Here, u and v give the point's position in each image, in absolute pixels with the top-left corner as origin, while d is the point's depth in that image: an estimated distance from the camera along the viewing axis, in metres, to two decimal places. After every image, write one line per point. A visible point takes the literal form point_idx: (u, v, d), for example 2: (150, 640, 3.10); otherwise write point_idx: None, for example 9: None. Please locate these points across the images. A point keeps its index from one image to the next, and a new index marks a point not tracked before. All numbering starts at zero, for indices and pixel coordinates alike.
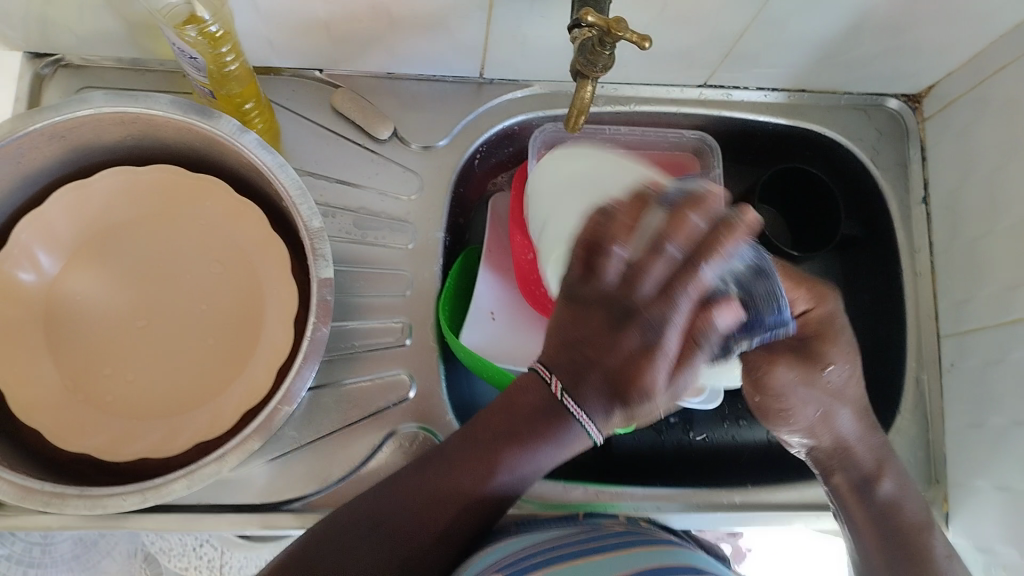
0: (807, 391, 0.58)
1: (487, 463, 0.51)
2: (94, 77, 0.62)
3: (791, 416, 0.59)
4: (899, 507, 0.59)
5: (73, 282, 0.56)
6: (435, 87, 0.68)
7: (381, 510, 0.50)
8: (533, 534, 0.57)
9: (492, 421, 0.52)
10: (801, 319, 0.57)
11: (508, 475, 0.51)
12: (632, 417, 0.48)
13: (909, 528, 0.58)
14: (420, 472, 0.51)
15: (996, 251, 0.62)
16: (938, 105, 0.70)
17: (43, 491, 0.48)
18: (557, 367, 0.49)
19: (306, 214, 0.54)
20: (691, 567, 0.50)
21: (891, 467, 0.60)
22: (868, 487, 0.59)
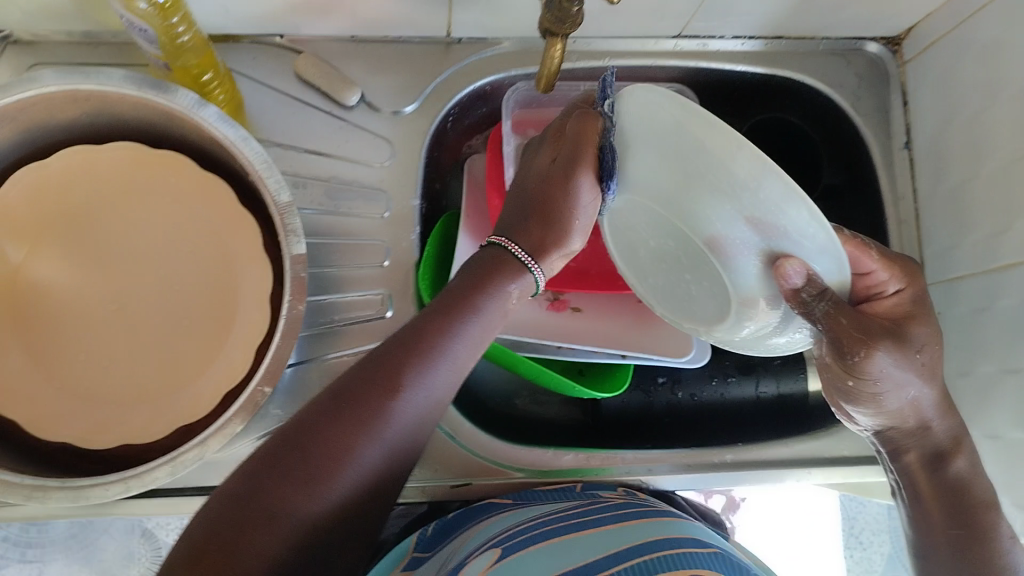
0: (903, 372, 0.47)
1: (422, 353, 0.48)
2: (47, 53, 0.59)
3: (878, 404, 0.50)
4: (969, 487, 0.53)
5: (39, 267, 0.54)
6: (402, 49, 0.66)
7: (283, 478, 0.43)
8: (531, 507, 0.58)
9: (425, 320, 0.50)
10: (895, 298, 0.51)
11: (444, 363, 0.49)
12: (552, 245, 0.53)
13: (975, 510, 0.52)
14: (314, 425, 0.45)
15: (981, 196, 0.62)
16: (919, 47, 0.68)
17: (24, 483, 0.47)
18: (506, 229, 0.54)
19: (273, 188, 0.52)
20: (693, 539, 0.52)
21: (968, 446, 0.54)
22: (939, 462, 0.53)
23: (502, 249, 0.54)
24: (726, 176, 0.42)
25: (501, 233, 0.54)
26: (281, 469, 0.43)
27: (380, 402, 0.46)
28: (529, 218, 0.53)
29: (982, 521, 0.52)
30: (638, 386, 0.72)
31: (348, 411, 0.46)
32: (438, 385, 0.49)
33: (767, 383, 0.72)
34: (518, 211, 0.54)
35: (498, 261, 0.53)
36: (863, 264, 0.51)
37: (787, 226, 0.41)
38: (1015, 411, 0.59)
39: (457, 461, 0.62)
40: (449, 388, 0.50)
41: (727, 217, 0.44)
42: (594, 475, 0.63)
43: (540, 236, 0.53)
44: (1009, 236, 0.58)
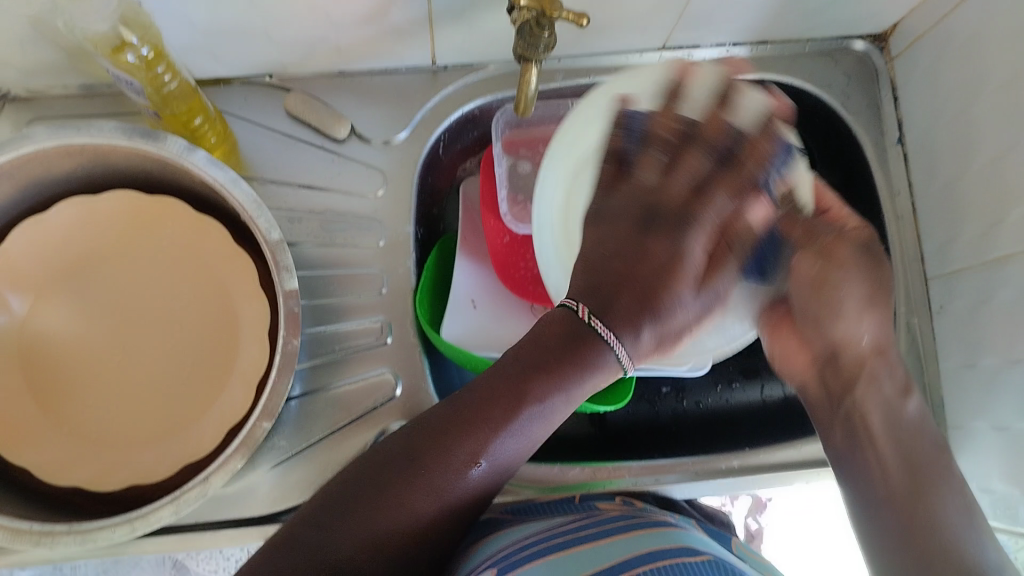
0: (865, 275, 0.55)
1: (505, 408, 0.50)
2: (43, 108, 0.61)
3: (830, 322, 0.57)
4: (920, 427, 0.56)
5: (44, 316, 0.55)
6: (388, 80, 0.67)
7: (365, 510, 0.48)
8: (532, 522, 0.58)
9: (499, 376, 0.52)
10: (853, 231, 0.56)
11: (522, 429, 0.51)
12: (662, 337, 0.56)
13: (923, 451, 0.55)
14: (399, 463, 0.49)
15: (974, 188, 0.61)
16: (905, 43, 0.68)
17: (33, 530, 0.48)
18: (587, 285, 0.54)
19: (263, 227, 0.53)
20: (687, 548, 0.52)
21: (916, 387, 0.57)
22: (897, 408, 0.56)
23: (590, 326, 0.52)
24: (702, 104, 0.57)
25: (593, 308, 0.53)
26: (350, 504, 0.48)
27: (449, 459, 0.49)
28: (621, 282, 0.54)
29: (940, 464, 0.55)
30: (644, 397, 0.73)
31: (431, 461, 0.49)
32: (514, 447, 0.50)
33: (771, 387, 0.72)
34: (613, 260, 0.55)
35: (581, 322, 0.52)
36: (823, 202, 0.57)
37: (777, 161, 0.55)
38: (1018, 402, 0.58)
39: None
40: (517, 455, 0.51)
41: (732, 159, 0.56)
42: (602, 487, 0.64)
43: (615, 304, 0.53)
44: (1004, 228, 0.58)
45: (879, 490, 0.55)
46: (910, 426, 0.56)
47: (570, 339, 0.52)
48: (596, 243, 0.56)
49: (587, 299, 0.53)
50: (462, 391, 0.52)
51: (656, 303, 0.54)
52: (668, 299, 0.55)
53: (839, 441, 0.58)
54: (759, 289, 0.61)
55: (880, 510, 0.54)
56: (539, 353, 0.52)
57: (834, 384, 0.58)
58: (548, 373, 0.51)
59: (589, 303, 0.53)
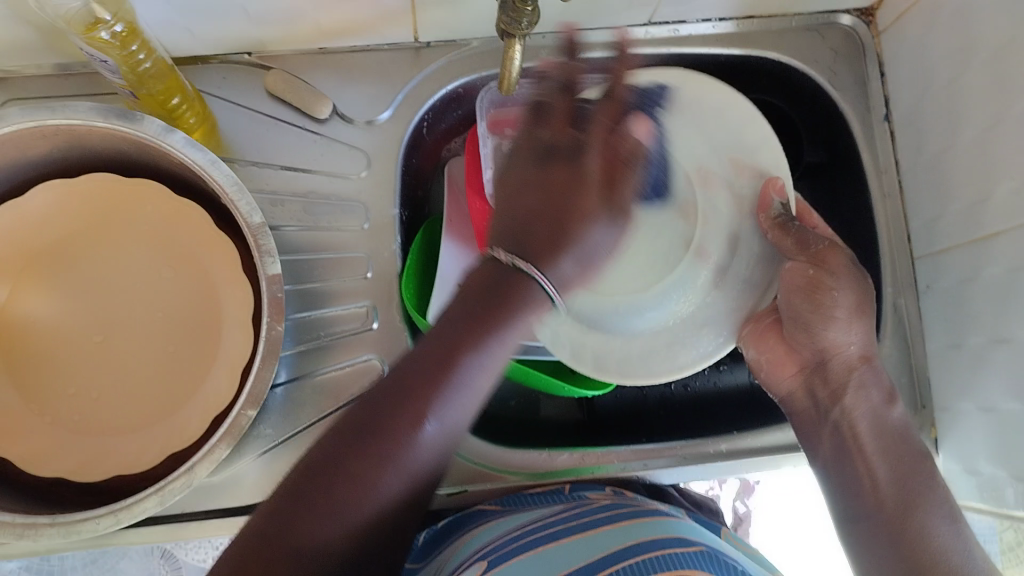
0: (851, 281, 0.54)
1: (444, 370, 0.45)
2: (20, 88, 0.59)
3: (821, 330, 0.55)
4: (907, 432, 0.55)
5: (22, 303, 0.54)
6: (371, 57, 0.65)
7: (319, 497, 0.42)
8: (522, 514, 0.58)
9: (436, 343, 0.46)
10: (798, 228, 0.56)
11: (463, 385, 0.46)
12: (581, 263, 0.51)
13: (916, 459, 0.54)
14: (346, 443, 0.44)
15: (961, 164, 0.61)
16: (893, 16, 0.67)
17: (16, 522, 0.47)
18: (501, 242, 0.50)
19: (244, 210, 0.52)
20: (680, 538, 0.51)
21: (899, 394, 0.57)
22: (884, 412, 0.55)
23: (512, 271, 0.48)
24: (727, 129, 0.62)
25: (511, 254, 0.48)
26: (301, 500, 0.42)
27: (389, 435, 0.44)
28: (543, 219, 0.51)
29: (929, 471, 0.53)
30: None
31: (381, 437, 0.44)
32: (460, 407, 0.46)
33: None
34: (531, 217, 0.51)
35: (503, 275, 0.48)
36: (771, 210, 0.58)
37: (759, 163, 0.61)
38: (1006, 382, 0.58)
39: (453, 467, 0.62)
40: (459, 419, 0.46)
41: (742, 170, 0.61)
42: (590, 473, 0.63)
43: (538, 251, 0.49)
44: (990, 205, 0.58)
45: (861, 496, 0.53)
46: (897, 432, 0.55)
47: (489, 288, 0.48)
48: (520, 204, 0.51)
49: (502, 248, 0.49)
50: (399, 364, 0.47)
51: (556, 240, 0.50)
52: (577, 229, 0.51)
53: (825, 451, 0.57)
54: (747, 298, 0.60)
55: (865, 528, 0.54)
56: (473, 299, 0.48)
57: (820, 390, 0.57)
58: (478, 329, 0.47)
59: (506, 255, 0.49)
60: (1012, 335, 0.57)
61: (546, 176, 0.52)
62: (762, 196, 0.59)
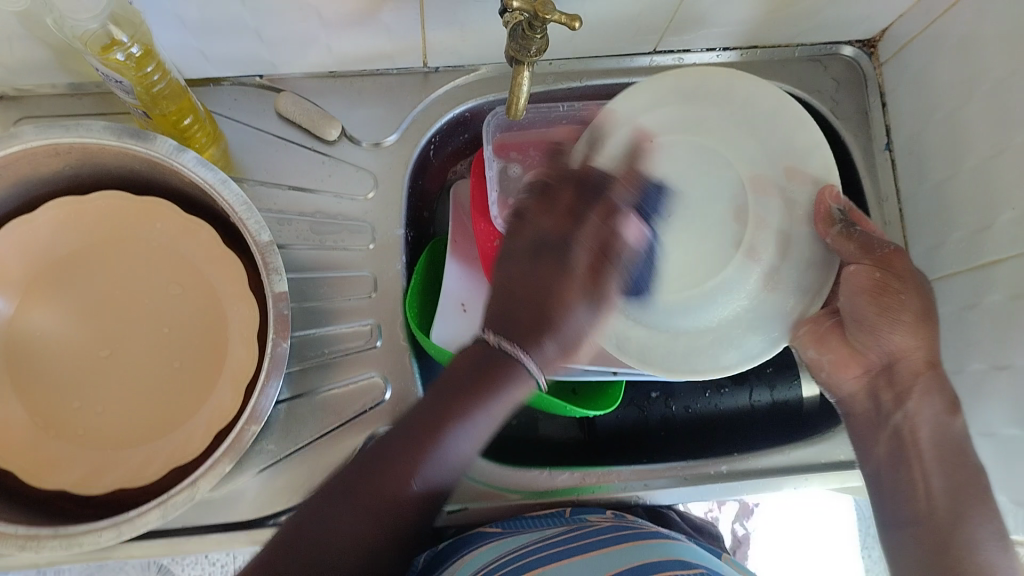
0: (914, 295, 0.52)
1: (471, 407, 0.47)
2: (32, 107, 0.61)
3: (885, 332, 0.53)
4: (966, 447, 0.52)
5: (30, 318, 0.55)
6: (379, 81, 0.67)
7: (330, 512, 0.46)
8: (523, 533, 0.58)
9: (440, 397, 0.48)
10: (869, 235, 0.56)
11: (487, 423, 0.48)
12: (566, 345, 0.49)
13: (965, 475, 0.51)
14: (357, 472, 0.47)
15: (963, 192, 0.61)
16: (894, 48, 0.68)
17: (18, 533, 0.47)
18: (494, 321, 0.49)
19: (253, 228, 0.53)
20: (678, 561, 0.51)
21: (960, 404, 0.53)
22: (943, 421, 0.53)
23: (501, 351, 0.47)
24: (782, 143, 0.60)
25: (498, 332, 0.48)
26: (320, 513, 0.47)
27: (416, 463, 0.47)
28: (527, 307, 0.48)
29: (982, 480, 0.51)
30: (633, 401, 0.73)
31: (386, 466, 0.47)
32: (481, 441, 0.49)
33: (760, 391, 0.71)
34: (511, 299, 0.49)
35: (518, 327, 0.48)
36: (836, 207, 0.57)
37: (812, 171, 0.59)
38: (1008, 407, 0.58)
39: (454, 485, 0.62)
40: (473, 451, 0.49)
41: (794, 175, 0.59)
42: (590, 492, 0.63)
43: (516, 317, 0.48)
44: (991, 233, 0.58)
45: (911, 508, 0.51)
46: (959, 443, 0.52)
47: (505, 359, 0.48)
48: (499, 290, 0.50)
49: (493, 327, 0.48)
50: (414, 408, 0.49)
51: (533, 348, 0.47)
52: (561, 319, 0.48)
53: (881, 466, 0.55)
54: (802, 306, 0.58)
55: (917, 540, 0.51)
56: (460, 372, 0.48)
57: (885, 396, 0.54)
58: (512, 375, 0.47)
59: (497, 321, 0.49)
60: (1013, 360, 0.57)
61: (532, 262, 0.50)
62: (819, 204, 0.57)
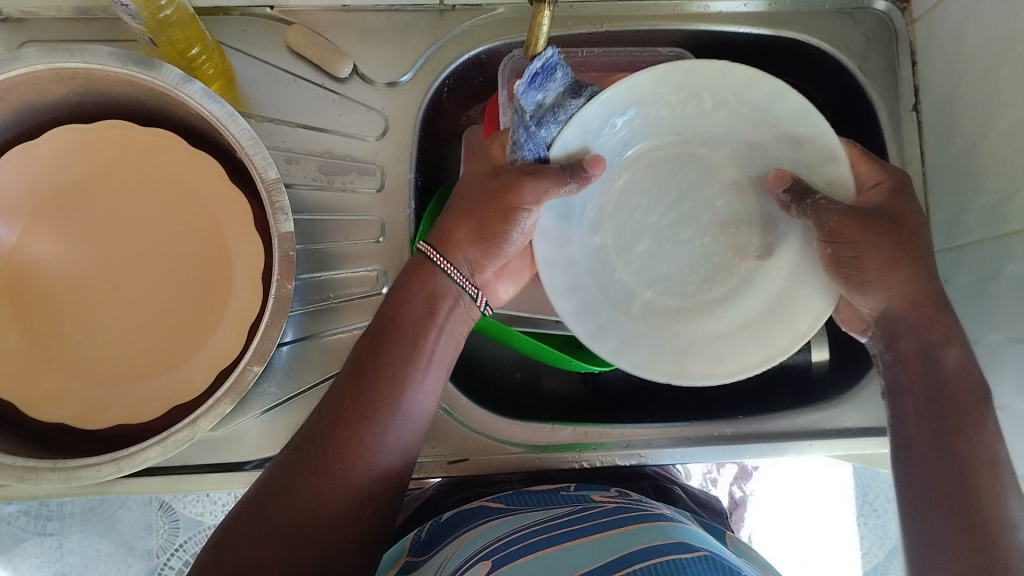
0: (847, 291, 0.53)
1: (395, 371, 0.52)
2: (36, 30, 0.59)
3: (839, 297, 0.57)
4: (963, 376, 0.50)
5: (30, 247, 0.54)
6: (394, 18, 0.64)
7: (288, 497, 0.47)
8: (525, 513, 0.57)
9: (362, 366, 0.52)
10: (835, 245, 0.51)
11: (413, 392, 0.52)
12: (451, 297, 0.55)
13: (961, 403, 0.49)
14: (303, 452, 0.49)
15: (991, 159, 0.59)
16: (928, 5, 0.66)
17: (17, 465, 0.47)
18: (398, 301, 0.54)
19: (260, 164, 0.51)
20: (682, 543, 0.47)
21: (958, 341, 0.51)
22: (935, 356, 0.51)
23: (397, 313, 0.53)
24: (776, 123, 0.54)
25: (402, 299, 0.54)
26: (279, 498, 0.47)
27: (360, 429, 0.50)
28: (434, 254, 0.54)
29: (986, 420, 0.49)
30: None
31: (337, 440, 0.49)
32: (404, 430, 0.52)
33: None
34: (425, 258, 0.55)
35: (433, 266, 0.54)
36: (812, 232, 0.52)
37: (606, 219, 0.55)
38: None
39: (455, 438, 0.62)
40: (412, 417, 0.52)
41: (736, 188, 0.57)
42: (592, 449, 0.63)
43: (458, 236, 0.54)
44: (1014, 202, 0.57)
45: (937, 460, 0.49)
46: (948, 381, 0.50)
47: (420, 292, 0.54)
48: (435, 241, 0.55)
49: (396, 302, 0.54)
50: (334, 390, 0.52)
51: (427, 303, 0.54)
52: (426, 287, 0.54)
53: (919, 428, 0.50)
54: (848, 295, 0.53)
55: (927, 516, 0.48)
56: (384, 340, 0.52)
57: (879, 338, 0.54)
58: (421, 332, 0.53)
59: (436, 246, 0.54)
60: None
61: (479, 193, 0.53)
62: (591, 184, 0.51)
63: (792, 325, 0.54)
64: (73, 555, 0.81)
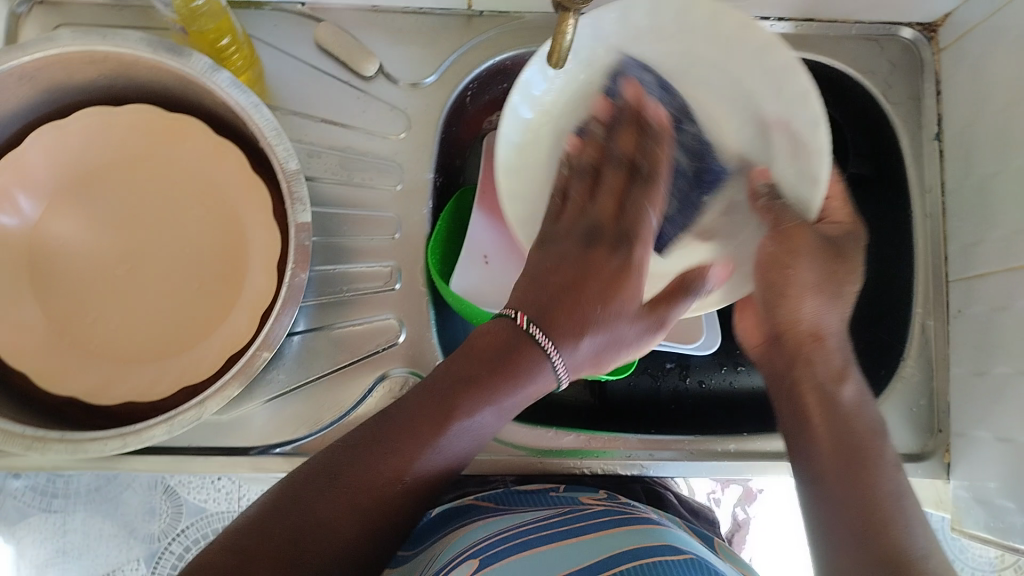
0: (778, 305, 0.56)
1: (439, 422, 0.49)
2: (72, 14, 0.60)
3: (775, 309, 0.56)
4: (862, 412, 0.51)
5: (56, 225, 0.55)
6: (422, 20, 0.65)
7: (319, 507, 0.46)
8: (514, 514, 0.56)
9: (439, 389, 0.50)
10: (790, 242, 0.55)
11: (449, 449, 0.49)
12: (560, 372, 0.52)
13: (861, 434, 0.49)
14: (350, 461, 0.47)
15: (1009, 191, 0.59)
16: (954, 34, 0.66)
17: (25, 434, 0.48)
18: (511, 334, 0.52)
19: (281, 155, 0.52)
20: (667, 546, 0.48)
21: (853, 376, 0.53)
22: (831, 390, 0.52)
23: (501, 354, 0.51)
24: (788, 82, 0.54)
25: (516, 342, 0.51)
26: (313, 496, 0.46)
27: (416, 455, 0.48)
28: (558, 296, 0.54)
29: (881, 452, 0.49)
30: (646, 370, 0.70)
31: (387, 454, 0.47)
32: (450, 465, 0.49)
33: None
34: (543, 298, 0.53)
35: (523, 334, 0.52)
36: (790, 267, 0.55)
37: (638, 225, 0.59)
38: None
39: None
40: (464, 451, 0.50)
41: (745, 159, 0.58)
42: (594, 457, 0.63)
43: (557, 320, 0.52)
44: None
45: (830, 488, 0.47)
46: (852, 409, 0.51)
47: (504, 350, 0.51)
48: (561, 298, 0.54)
49: (512, 337, 0.52)
50: (404, 400, 0.50)
51: (523, 367, 0.51)
52: (534, 357, 0.51)
53: (824, 459, 0.49)
54: (767, 320, 0.57)
55: (835, 528, 0.45)
56: (478, 356, 0.51)
57: (779, 366, 0.55)
58: (506, 376, 0.50)
59: (530, 313, 0.52)
60: None
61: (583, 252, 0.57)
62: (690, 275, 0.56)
63: (685, 300, 0.58)
64: (76, 532, 0.82)
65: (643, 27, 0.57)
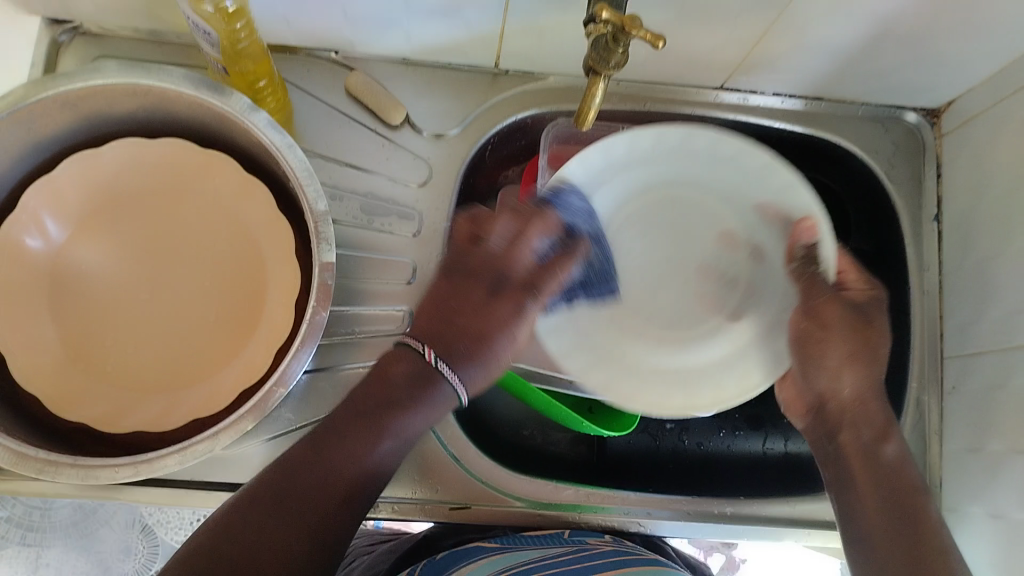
0: (823, 372, 0.56)
1: (363, 438, 0.51)
2: (111, 47, 0.63)
3: (813, 372, 0.57)
4: (904, 466, 0.54)
5: (79, 252, 0.56)
6: (449, 74, 0.68)
7: (265, 524, 0.46)
8: (518, 552, 0.58)
9: (353, 409, 0.52)
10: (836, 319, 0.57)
11: (373, 457, 0.51)
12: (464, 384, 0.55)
13: (905, 486, 0.52)
14: (282, 475, 0.49)
15: (1007, 274, 0.61)
16: (958, 121, 0.69)
17: (37, 457, 0.48)
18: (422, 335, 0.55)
19: (311, 196, 0.53)
20: None
21: (897, 432, 0.55)
22: (876, 448, 0.54)
23: (422, 368, 0.53)
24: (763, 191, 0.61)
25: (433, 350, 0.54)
26: (252, 514, 0.47)
27: (346, 465, 0.50)
28: (460, 321, 0.56)
29: (926, 510, 0.51)
30: (647, 429, 0.71)
31: (321, 464, 0.49)
32: (382, 470, 0.52)
33: (774, 440, 0.70)
34: (448, 319, 0.56)
35: (425, 363, 0.54)
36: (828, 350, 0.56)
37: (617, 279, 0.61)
38: (1019, 493, 0.58)
39: (457, 483, 0.62)
40: (389, 463, 0.52)
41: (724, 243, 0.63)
42: (592, 512, 0.63)
43: (455, 347, 0.55)
44: None
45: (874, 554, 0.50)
46: (892, 466, 0.53)
47: (415, 375, 0.53)
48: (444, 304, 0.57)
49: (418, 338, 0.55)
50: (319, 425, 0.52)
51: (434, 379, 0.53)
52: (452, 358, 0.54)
53: (877, 521, 0.51)
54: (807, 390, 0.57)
55: None
56: (392, 376, 0.53)
57: (818, 433, 0.57)
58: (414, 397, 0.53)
59: (434, 347, 0.54)
60: None
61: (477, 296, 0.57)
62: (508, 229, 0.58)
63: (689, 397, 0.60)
64: (47, 567, 0.83)
65: (649, 151, 0.61)
